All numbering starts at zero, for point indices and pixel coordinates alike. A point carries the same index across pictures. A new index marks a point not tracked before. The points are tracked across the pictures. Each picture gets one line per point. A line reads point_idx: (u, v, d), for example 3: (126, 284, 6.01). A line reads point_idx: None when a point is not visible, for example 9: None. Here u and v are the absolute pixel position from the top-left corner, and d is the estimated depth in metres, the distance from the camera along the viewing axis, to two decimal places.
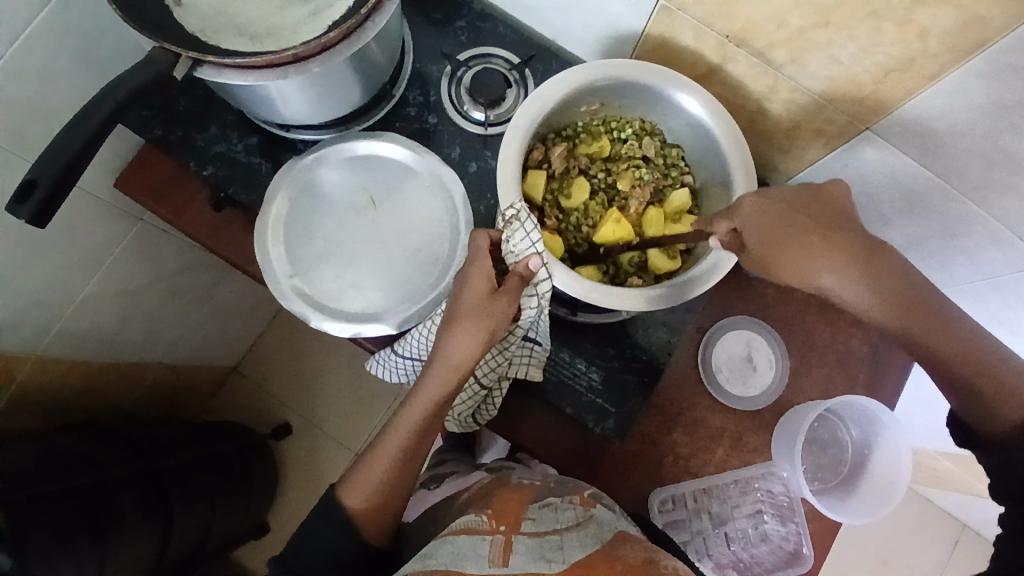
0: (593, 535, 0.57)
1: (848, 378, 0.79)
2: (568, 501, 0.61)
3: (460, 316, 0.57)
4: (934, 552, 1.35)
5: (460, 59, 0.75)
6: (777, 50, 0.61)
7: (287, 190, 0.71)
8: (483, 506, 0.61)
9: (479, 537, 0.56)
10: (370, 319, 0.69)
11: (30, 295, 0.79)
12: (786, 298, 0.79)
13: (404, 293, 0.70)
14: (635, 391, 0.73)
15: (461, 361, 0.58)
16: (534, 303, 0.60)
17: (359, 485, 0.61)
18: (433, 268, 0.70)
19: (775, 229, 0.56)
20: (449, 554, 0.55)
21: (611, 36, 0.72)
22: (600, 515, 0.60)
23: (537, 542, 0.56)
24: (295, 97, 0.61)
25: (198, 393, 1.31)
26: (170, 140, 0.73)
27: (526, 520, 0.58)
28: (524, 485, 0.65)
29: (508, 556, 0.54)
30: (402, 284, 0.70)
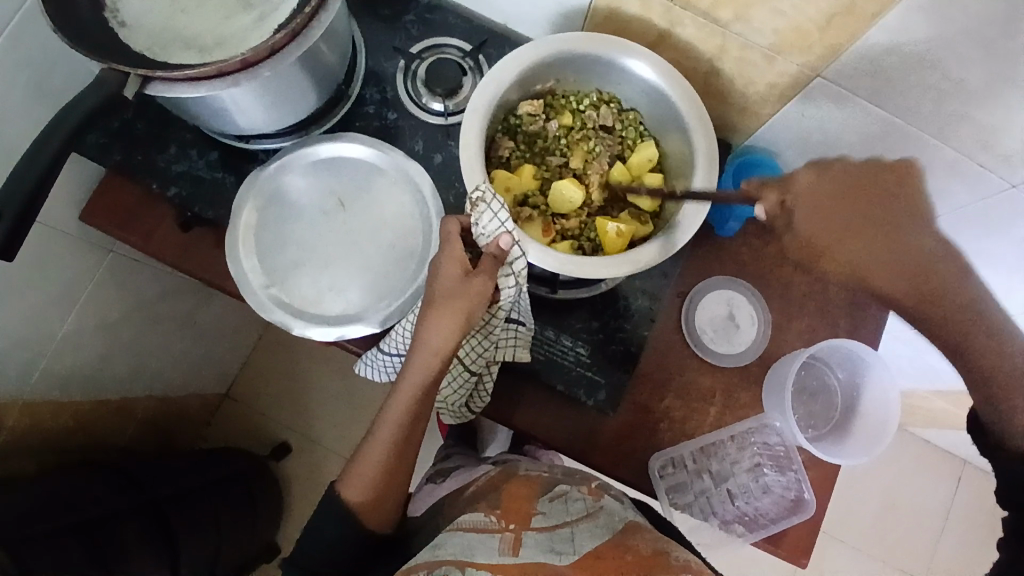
0: (604, 526, 0.57)
1: (830, 325, 0.80)
2: (578, 492, 0.62)
3: (438, 301, 0.58)
4: (937, 493, 1.39)
5: (413, 53, 0.75)
6: (722, 7, 0.62)
7: (255, 201, 0.70)
8: (493, 500, 0.61)
9: (488, 534, 0.56)
10: (353, 321, 0.69)
11: (7, 339, 0.78)
12: (761, 254, 0.81)
13: (382, 289, 0.70)
14: (623, 361, 0.74)
15: (442, 345, 0.58)
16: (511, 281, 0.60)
17: (357, 478, 0.61)
18: (409, 263, 0.71)
19: (825, 211, 0.59)
20: (459, 547, 0.56)
21: (559, 13, 0.73)
22: (608, 507, 0.60)
23: (547, 535, 0.55)
24: (251, 105, 0.61)
25: (192, 422, 1.29)
26: (131, 164, 0.72)
27: (535, 515, 0.58)
28: (532, 476, 0.65)
29: (517, 548, 0.54)
30: (381, 282, 0.70)
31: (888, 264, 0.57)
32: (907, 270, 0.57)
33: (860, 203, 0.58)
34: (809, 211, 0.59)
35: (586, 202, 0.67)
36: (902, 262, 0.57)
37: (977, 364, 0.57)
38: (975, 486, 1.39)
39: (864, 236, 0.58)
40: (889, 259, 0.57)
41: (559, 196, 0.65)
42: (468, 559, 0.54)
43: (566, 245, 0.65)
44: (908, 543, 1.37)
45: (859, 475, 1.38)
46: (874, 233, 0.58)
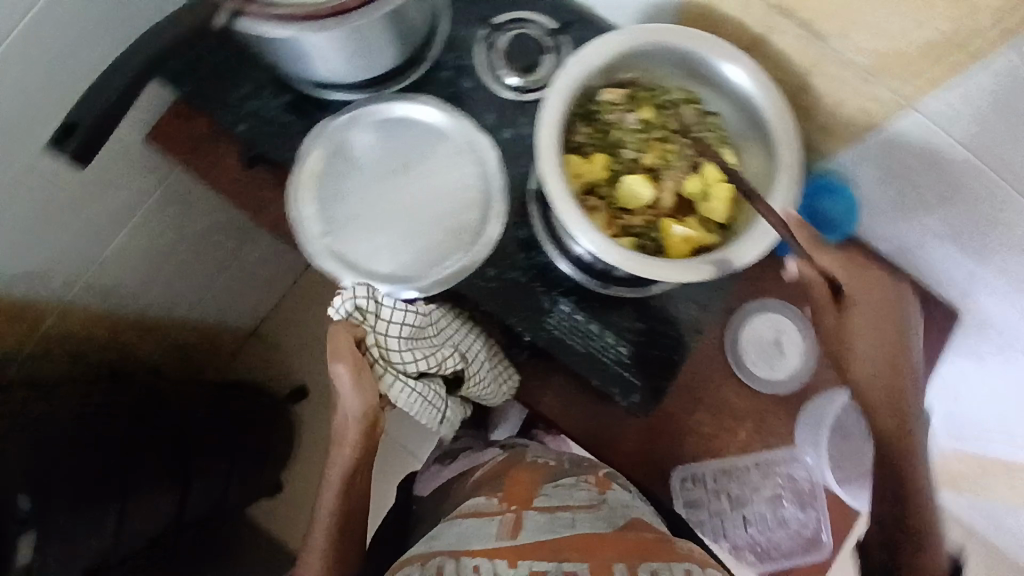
0: (605, 518, 0.54)
1: None
2: (583, 484, 0.60)
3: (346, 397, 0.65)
4: None
5: (497, 24, 0.73)
6: (826, 22, 0.59)
7: (322, 151, 0.70)
8: (496, 486, 0.60)
9: (486, 520, 0.54)
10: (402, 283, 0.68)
11: (60, 248, 0.81)
12: (820, 283, 0.78)
13: (435, 256, 0.69)
14: (661, 367, 0.72)
15: (355, 423, 0.65)
16: (388, 374, 0.65)
17: (314, 549, 0.71)
18: (464, 234, 0.70)
19: (864, 310, 0.65)
20: (456, 534, 0.53)
21: (652, 4, 0.70)
22: (615, 499, 0.59)
23: (547, 518, 0.53)
24: (333, 53, 0.60)
25: (218, 356, 1.32)
26: (204, 94, 0.72)
27: (537, 498, 0.57)
28: (539, 464, 0.64)
29: (516, 531, 0.51)
30: (433, 249, 0.69)
31: (875, 373, 0.66)
32: (884, 380, 0.66)
33: (878, 313, 0.65)
34: (855, 305, 0.65)
35: (656, 202, 0.65)
36: (887, 376, 0.66)
37: (901, 476, 0.68)
38: None
39: (868, 343, 0.65)
40: (879, 369, 0.66)
41: (630, 192, 0.64)
42: (465, 547, 0.51)
43: (629, 241, 0.63)
44: None
45: None
46: (883, 355, 0.65)
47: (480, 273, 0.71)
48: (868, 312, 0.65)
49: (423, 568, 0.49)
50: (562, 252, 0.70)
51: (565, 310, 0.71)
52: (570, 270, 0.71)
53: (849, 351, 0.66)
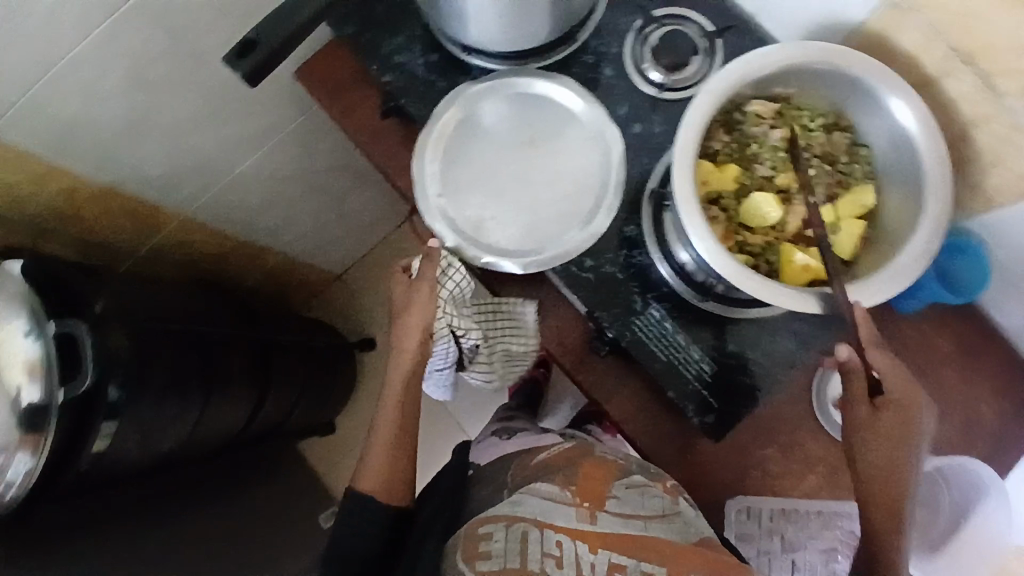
0: (676, 530, 0.57)
1: (969, 445, 0.76)
2: (656, 487, 0.59)
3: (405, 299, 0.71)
4: None
5: (653, 16, 0.72)
6: (1017, 75, 0.55)
7: (455, 113, 0.72)
8: (569, 474, 0.60)
9: (565, 506, 0.57)
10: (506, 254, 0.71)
11: (194, 157, 0.89)
12: (923, 346, 0.76)
13: (542, 236, 0.71)
14: (742, 393, 0.70)
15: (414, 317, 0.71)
16: (444, 318, 0.75)
17: (369, 471, 0.70)
18: (574, 221, 0.71)
19: (895, 388, 0.62)
20: (537, 507, 0.57)
21: (822, 21, 0.67)
22: (684, 515, 0.58)
23: (623, 522, 0.56)
24: (491, 15, 0.61)
25: (306, 288, 1.40)
26: (360, 39, 0.75)
27: (611, 498, 0.58)
28: (608, 459, 0.62)
29: (595, 520, 0.57)
30: (541, 228, 0.71)
31: (890, 454, 0.62)
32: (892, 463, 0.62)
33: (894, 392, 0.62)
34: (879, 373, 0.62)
35: (779, 225, 0.63)
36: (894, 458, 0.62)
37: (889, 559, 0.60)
38: None
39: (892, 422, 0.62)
40: (894, 450, 0.62)
41: (754, 208, 0.62)
42: (547, 522, 0.56)
43: (742, 258, 0.62)
44: None
45: None
46: (897, 436, 0.62)
47: (579, 263, 0.71)
48: (899, 428, 0.62)
49: (509, 530, 0.56)
50: (664, 256, 0.69)
51: (655, 315, 0.70)
52: (668, 274, 0.70)
53: (876, 428, 0.62)
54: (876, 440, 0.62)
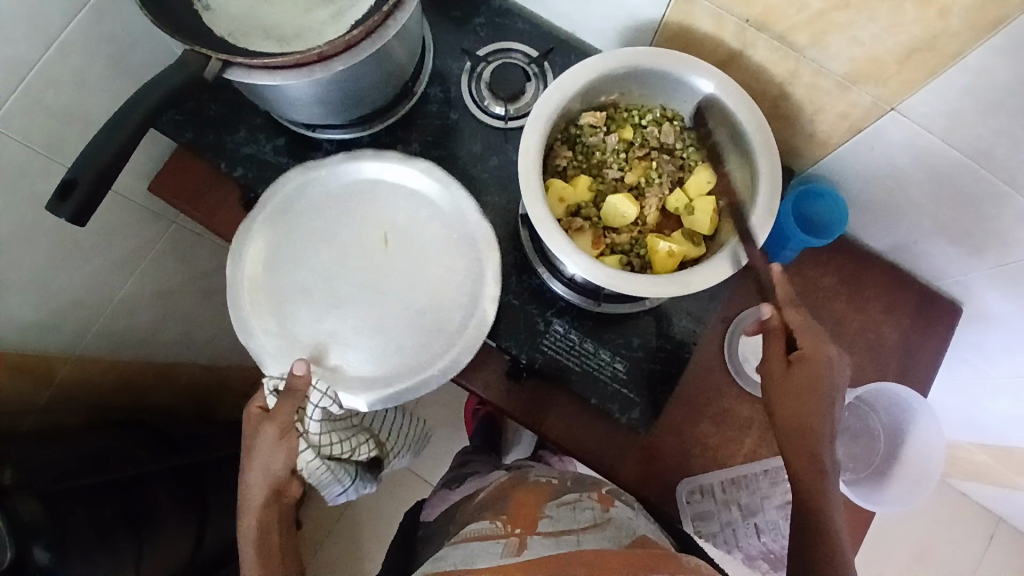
0: (611, 538, 0.54)
1: (881, 367, 0.81)
2: (587, 500, 0.60)
3: (255, 444, 0.64)
4: (970, 548, 1.36)
5: (480, 55, 0.76)
6: (798, 33, 0.61)
7: (283, 206, 0.72)
8: (500, 507, 0.61)
9: (494, 541, 0.55)
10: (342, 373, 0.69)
11: (70, 295, 0.83)
12: (811, 288, 0.82)
13: (380, 358, 0.69)
14: (659, 381, 0.72)
15: (270, 469, 0.64)
16: (308, 446, 0.67)
17: None
18: (421, 339, 0.70)
19: (805, 334, 0.63)
20: (461, 555, 0.55)
21: (628, 27, 0.73)
22: (618, 518, 0.58)
23: (554, 540, 0.53)
24: (319, 97, 0.63)
25: (233, 393, 1.33)
26: (202, 142, 0.74)
27: (541, 521, 0.56)
28: (540, 484, 0.64)
29: (522, 548, 0.53)
30: (398, 343, 0.70)
31: (803, 397, 0.62)
32: (805, 403, 0.62)
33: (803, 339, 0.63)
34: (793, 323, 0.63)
35: (641, 220, 0.67)
36: (807, 398, 0.62)
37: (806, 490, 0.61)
38: (1010, 544, 1.37)
39: (803, 371, 0.62)
40: (805, 392, 0.62)
41: (613, 209, 0.65)
42: (469, 566, 0.52)
43: (614, 259, 0.65)
44: None
45: (892, 525, 1.35)
46: (809, 381, 0.62)
47: None
48: (812, 373, 0.62)
49: None
50: (552, 273, 0.71)
51: (559, 331, 0.72)
52: (562, 290, 0.72)
53: (794, 379, 0.62)
54: (796, 391, 0.62)
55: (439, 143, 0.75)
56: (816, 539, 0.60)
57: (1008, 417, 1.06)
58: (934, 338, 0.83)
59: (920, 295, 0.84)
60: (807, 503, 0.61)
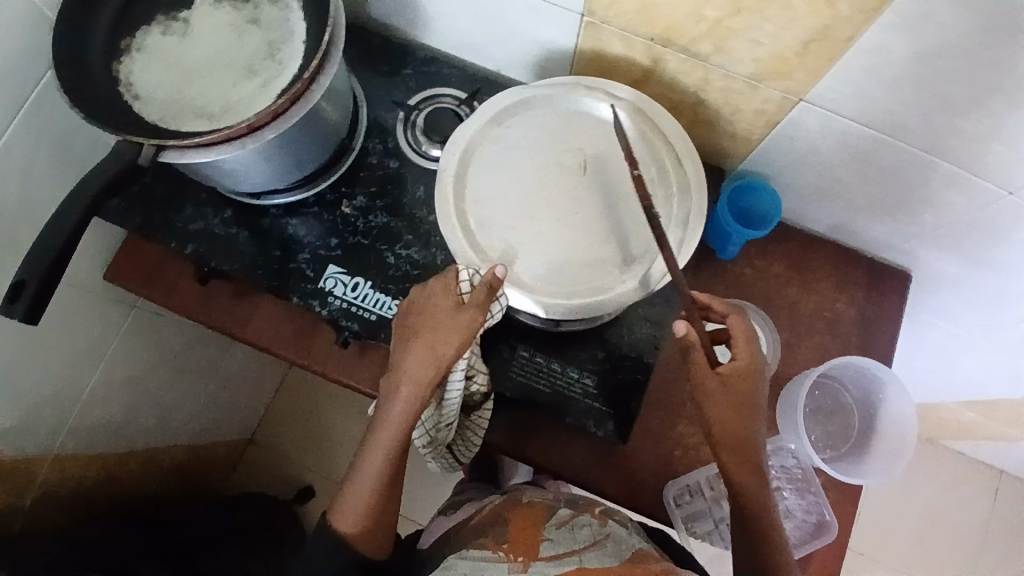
0: (612, 554, 0.57)
1: (843, 342, 0.84)
2: (584, 518, 0.62)
3: (425, 333, 0.62)
4: (975, 505, 1.38)
5: (411, 103, 0.79)
6: (702, 43, 0.65)
7: (504, 112, 0.71)
8: (499, 532, 0.61)
9: (497, 563, 0.57)
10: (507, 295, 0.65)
11: (42, 394, 0.82)
12: (763, 277, 0.85)
13: (560, 277, 0.66)
14: (630, 390, 0.73)
15: (422, 374, 0.62)
16: (467, 360, 0.63)
17: (348, 512, 0.65)
18: (595, 273, 0.66)
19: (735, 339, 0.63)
20: (470, 567, 0.57)
21: (546, 57, 0.77)
22: (616, 534, 0.60)
23: (557, 564, 0.56)
24: (257, 165, 0.64)
25: (217, 468, 1.31)
26: (150, 224, 0.75)
27: (543, 544, 0.58)
28: (536, 505, 0.65)
29: (527, 565, 0.56)
30: (582, 268, 0.66)
31: (739, 406, 0.61)
32: (741, 411, 0.62)
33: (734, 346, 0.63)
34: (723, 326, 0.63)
35: None
36: (743, 406, 0.62)
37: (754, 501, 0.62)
38: (1012, 495, 1.39)
39: (737, 378, 0.61)
40: (739, 402, 0.61)
41: None
42: None
43: None
44: (949, 562, 1.35)
45: (895, 495, 1.36)
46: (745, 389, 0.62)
47: None
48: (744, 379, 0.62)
49: None
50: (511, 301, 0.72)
51: (525, 355, 0.73)
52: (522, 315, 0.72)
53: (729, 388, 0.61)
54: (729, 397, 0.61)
55: (383, 191, 0.76)
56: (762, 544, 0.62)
57: (979, 370, 1.09)
58: (889, 307, 0.86)
59: (868, 268, 0.87)
60: (756, 516, 0.62)
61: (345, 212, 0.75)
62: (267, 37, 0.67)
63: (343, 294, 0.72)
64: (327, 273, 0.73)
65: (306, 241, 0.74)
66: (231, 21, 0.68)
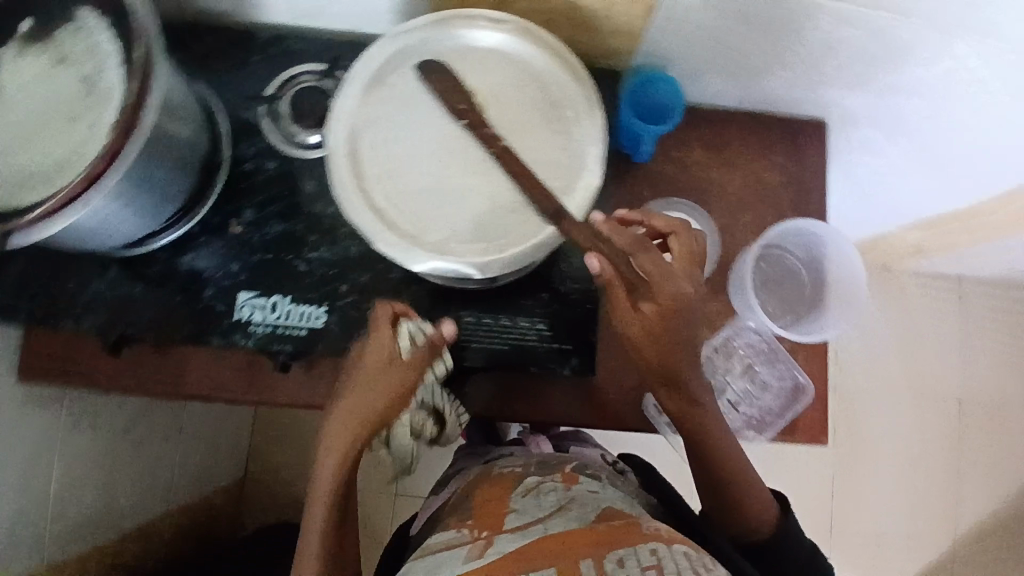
0: (575, 516, 0.56)
1: (779, 207, 0.83)
2: (549, 486, 0.63)
3: (358, 380, 0.63)
4: (943, 310, 1.44)
5: (269, 95, 0.71)
6: None
7: (382, 66, 0.57)
8: (465, 513, 0.62)
9: (459, 546, 0.56)
10: (449, 266, 0.54)
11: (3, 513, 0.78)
12: (686, 166, 0.83)
13: (493, 228, 0.56)
14: (585, 321, 0.72)
15: (363, 419, 0.62)
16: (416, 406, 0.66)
17: None
18: (526, 215, 0.56)
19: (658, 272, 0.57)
20: (428, 564, 0.56)
21: None
22: (580, 496, 0.61)
23: (519, 533, 0.55)
24: (118, 213, 0.58)
25: (222, 515, 1.27)
26: (37, 310, 0.69)
27: (508, 517, 0.58)
28: (507, 475, 0.68)
29: (485, 548, 0.54)
30: (509, 220, 0.57)
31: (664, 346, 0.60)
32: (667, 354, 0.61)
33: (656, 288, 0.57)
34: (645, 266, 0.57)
35: None
36: (668, 348, 0.61)
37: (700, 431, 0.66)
38: (974, 292, 1.46)
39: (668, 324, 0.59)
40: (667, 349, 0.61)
41: None
42: (435, 571, 0.54)
43: None
44: (930, 369, 1.43)
45: (869, 325, 1.42)
46: (673, 335, 0.60)
47: None
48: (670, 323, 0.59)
49: None
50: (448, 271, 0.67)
51: (472, 321, 0.69)
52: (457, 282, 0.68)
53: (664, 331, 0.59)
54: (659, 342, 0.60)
55: (271, 197, 0.69)
56: (724, 475, 0.67)
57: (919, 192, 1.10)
58: (814, 159, 0.85)
59: (786, 125, 0.86)
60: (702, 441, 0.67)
61: (237, 231, 0.68)
62: (79, 71, 0.59)
63: (266, 320, 0.66)
64: (242, 302, 0.66)
65: (209, 274, 0.68)
66: (33, 64, 0.59)
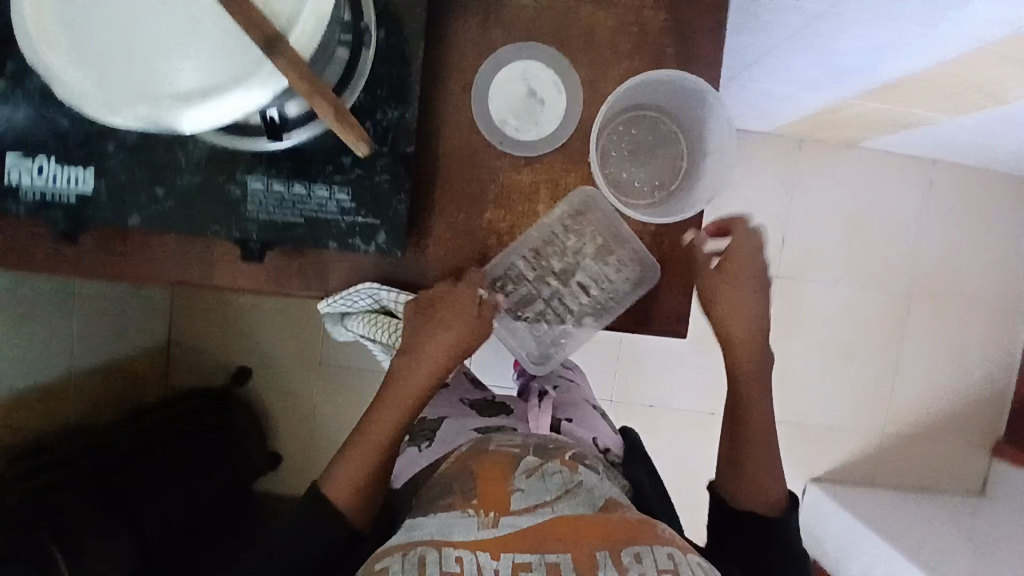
0: (584, 501, 0.56)
1: (656, 59, 0.69)
2: (553, 464, 0.61)
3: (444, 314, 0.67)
4: (910, 195, 1.31)
5: None
6: None
7: None
8: (463, 486, 0.59)
9: (463, 514, 0.55)
10: (148, 121, 0.44)
11: None
12: (542, 10, 0.68)
13: (209, 68, 0.44)
14: (391, 191, 0.62)
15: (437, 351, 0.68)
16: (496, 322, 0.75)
17: (341, 487, 0.64)
18: (244, 49, 0.44)
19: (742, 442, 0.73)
20: (436, 525, 0.54)
21: None
22: (587, 481, 0.60)
23: (530, 516, 0.54)
24: None
25: (146, 383, 1.29)
26: None
27: (513, 495, 0.56)
28: (503, 450, 0.64)
29: (497, 521, 0.53)
30: (221, 58, 0.44)
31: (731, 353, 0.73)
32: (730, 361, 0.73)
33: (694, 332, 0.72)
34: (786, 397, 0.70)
35: None
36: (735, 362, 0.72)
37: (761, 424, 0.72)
38: (950, 177, 1.31)
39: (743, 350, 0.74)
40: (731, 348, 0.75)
41: None
42: (446, 536, 0.52)
43: None
44: (884, 253, 1.32)
45: (817, 208, 1.30)
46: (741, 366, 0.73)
47: (149, 194, 0.60)
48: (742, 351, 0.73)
49: (404, 556, 0.50)
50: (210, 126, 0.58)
51: (258, 188, 0.60)
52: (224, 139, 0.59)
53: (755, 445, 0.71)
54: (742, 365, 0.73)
55: None
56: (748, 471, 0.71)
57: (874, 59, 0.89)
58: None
59: None
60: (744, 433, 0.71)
61: None
62: None
63: (34, 183, 0.60)
64: (9, 163, 0.59)
65: None
66: None
